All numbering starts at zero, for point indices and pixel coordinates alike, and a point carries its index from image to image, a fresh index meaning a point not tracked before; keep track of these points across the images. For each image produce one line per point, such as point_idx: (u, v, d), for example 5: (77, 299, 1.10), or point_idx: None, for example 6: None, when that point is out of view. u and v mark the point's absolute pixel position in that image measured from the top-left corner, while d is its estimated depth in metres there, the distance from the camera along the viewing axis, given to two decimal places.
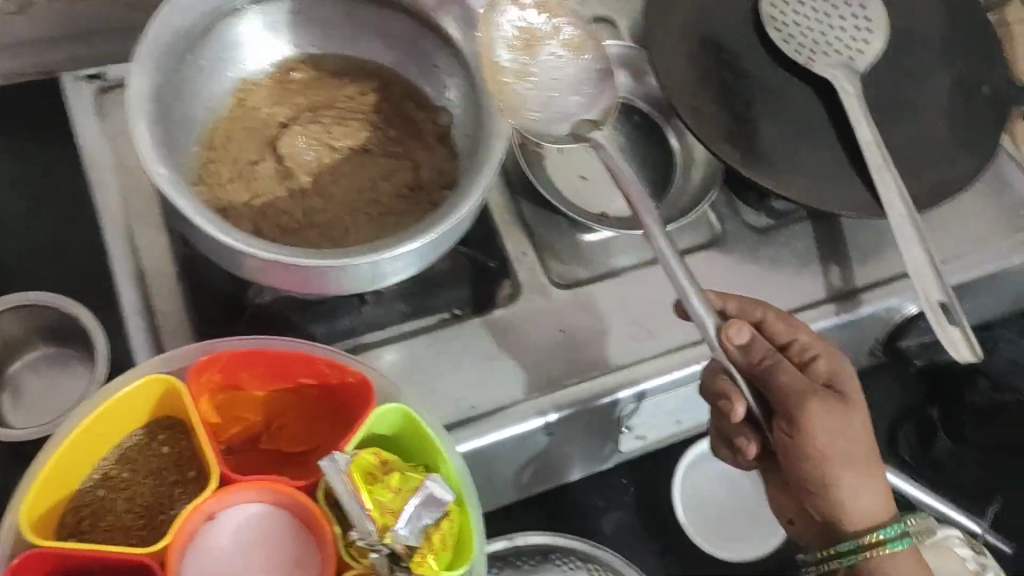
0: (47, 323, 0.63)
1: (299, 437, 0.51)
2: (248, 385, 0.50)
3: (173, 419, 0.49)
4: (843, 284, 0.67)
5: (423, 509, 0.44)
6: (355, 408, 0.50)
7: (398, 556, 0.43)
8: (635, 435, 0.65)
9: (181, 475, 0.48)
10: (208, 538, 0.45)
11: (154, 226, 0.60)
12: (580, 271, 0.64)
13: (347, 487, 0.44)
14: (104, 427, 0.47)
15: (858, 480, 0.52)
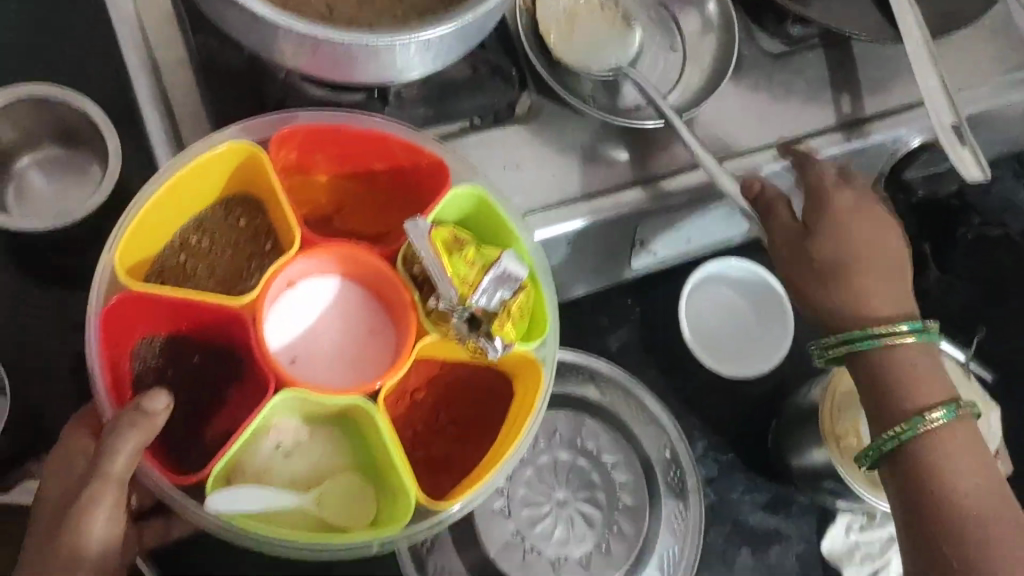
0: (52, 122, 0.61)
1: (369, 222, 0.54)
2: (321, 163, 0.52)
3: (246, 197, 0.52)
4: (852, 111, 0.66)
5: (501, 282, 0.47)
6: (427, 189, 0.52)
7: (477, 321, 0.47)
8: (648, 252, 0.67)
9: (256, 249, 0.51)
10: (285, 301, 0.49)
11: (162, 19, 0.57)
12: (599, 97, 0.63)
13: (430, 256, 0.46)
14: (183, 192, 0.48)
15: (872, 284, 0.57)
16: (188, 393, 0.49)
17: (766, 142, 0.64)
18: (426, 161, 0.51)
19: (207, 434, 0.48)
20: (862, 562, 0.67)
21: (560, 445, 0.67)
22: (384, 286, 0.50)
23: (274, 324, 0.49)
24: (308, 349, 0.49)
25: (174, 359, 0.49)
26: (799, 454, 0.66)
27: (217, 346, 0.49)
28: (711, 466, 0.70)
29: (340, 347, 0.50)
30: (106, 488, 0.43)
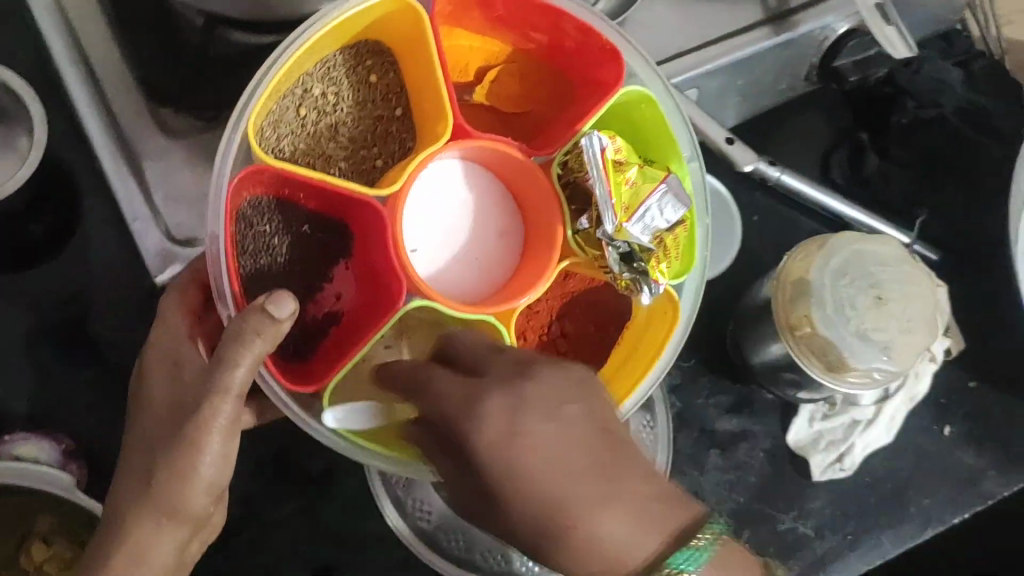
0: None
1: (508, 97, 0.58)
2: (474, 21, 0.55)
3: (378, 46, 0.55)
4: (777, 5, 0.67)
5: (658, 204, 0.51)
6: (587, 74, 0.55)
7: (631, 256, 0.51)
8: None
9: (387, 111, 0.57)
10: (424, 195, 0.55)
11: None
12: None
13: (599, 174, 0.50)
14: (327, 39, 0.52)
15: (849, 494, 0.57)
16: (317, 259, 0.55)
17: (698, 44, 0.64)
18: (599, 45, 0.52)
19: (309, 304, 0.55)
20: (825, 451, 0.69)
21: None
22: (528, 188, 0.55)
23: (411, 218, 0.55)
24: (434, 242, 0.56)
25: (294, 233, 0.53)
26: (756, 350, 0.66)
27: (331, 225, 0.54)
28: (675, 373, 0.71)
29: (463, 239, 0.57)
30: (222, 405, 0.44)
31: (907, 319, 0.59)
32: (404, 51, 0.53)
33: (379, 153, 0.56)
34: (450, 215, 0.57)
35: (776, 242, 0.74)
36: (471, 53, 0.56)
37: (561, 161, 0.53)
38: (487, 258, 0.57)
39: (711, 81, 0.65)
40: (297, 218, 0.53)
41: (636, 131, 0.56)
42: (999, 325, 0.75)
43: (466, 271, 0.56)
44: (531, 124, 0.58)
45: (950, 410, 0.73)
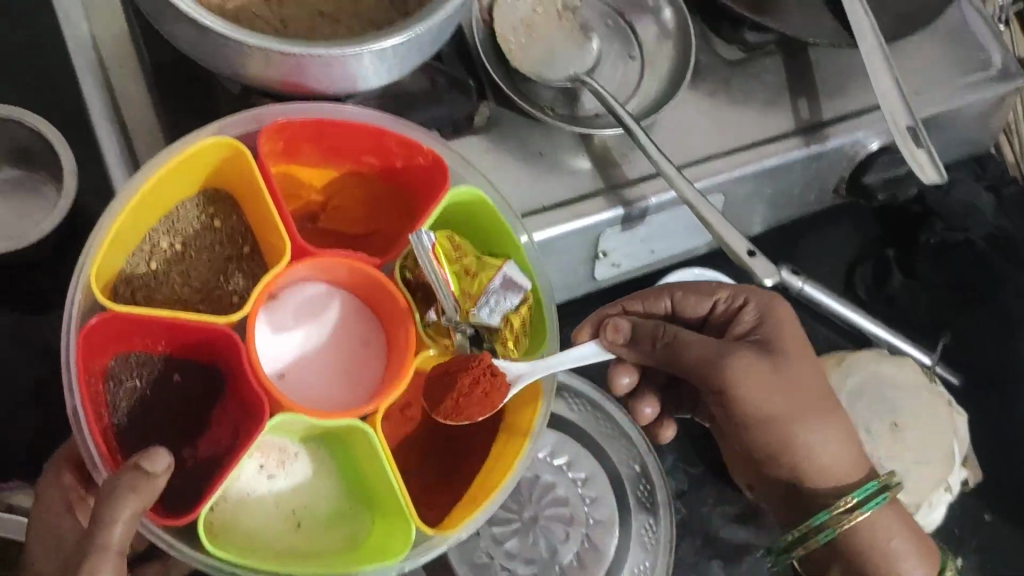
0: (10, 147, 0.61)
1: (357, 216, 0.59)
2: (309, 155, 0.56)
3: (220, 193, 0.56)
4: (810, 117, 0.67)
5: (500, 293, 0.54)
6: (423, 187, 0.57)
7: (478, 335, 0.55)
8: (611, 263, 0.66)
9: (236, 251, 0.56)
10: (276, 317, 0.55)
11: (119, 36, 0.58)
12: (558, 106, 0.63)
13: (433, 267, 0.52)
14: (163, 190, 0.52)
15: (823, 438, 0.56)
16: (187, 405, 0.52)
17: (728, 149, 0.64)
18: (423, 157, 0.55)
19: (189, 450, 0.51)
20: None
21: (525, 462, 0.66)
22: (382, 297, 0.55)
23: (268, 346, 0.54)
24: (304, 362, 0.55)
25: (158, 380, 0.52)
26: None
27: (199, 367, 0.53)
28: (681, 478, 0.69)
29: (334, 357, 0.56)
30: (103, 564, 0.43)
31: (923, 452, 0.62)
32: (244, 188, 0.54)
33: (235, 290, 0.54)
34: (309, 335, 0.56)
35: None
36: (308, 181, 0.58)
37: (403, 270, 0.55)
38: (358, 374, 0.55)
39: (739, 186, 0.65)
40: (159, 369, 0.52)
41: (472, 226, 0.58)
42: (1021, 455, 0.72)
43: (335, 388, 0.55)
44: (378, 241, 0.59)
45: (963, 541, 0.70)
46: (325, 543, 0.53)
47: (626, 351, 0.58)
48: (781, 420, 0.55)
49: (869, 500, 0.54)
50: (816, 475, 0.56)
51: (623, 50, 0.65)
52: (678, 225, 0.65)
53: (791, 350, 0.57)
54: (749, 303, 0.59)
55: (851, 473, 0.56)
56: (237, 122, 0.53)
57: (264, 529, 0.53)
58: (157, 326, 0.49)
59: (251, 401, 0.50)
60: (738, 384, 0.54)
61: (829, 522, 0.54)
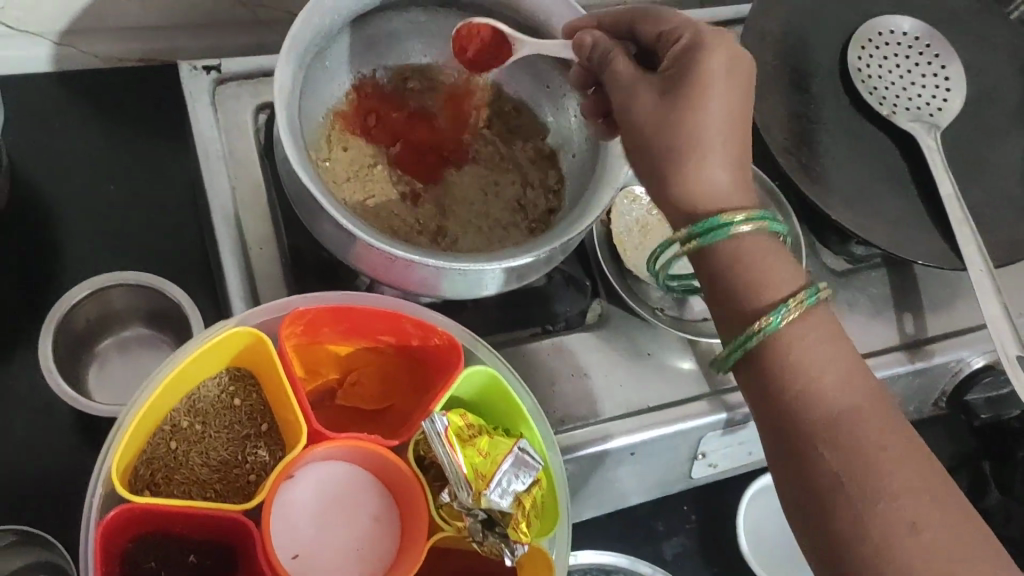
0: (145, 304, 0.65)
1: (373, 393, 0.57)
2: (327, 337, 0.55)
3: (242, 371, 0.55)
4: (914, 332, 0.68)
5: (511, 475, 0.48)
6: (438, 368, 0.55)
7: (493, 522, 0.48)
8: (708, 463, 0.66)
9: (253, 429, 0.55)
10: (288, 497, 0.51)
11: (261, 216, 0.61)
12: (667, 306, 0.65)
13: (445, 451, 0.49)
14: (188, 375, 0.51)
15: (888, 450, 0.43)
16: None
17: None
18: (438, 339, 0.53)
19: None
20: None
21: None
22: (395, 480, 0.53)
23: (279, 528, 0.51)
24: (316, 548, 0.51)
25: (175, 560, 0.51)
26: None
27: (215, 553, 0.52)
28: None
29: (347, 538, 0.52)
30: None
31: None
32: (267, 372, 0.53)
33: (253, 468, 0.54)
34: (320, 516, 0.52)
35: None
36: (326, 360, 0.56)
37: (416, 452, 0.53)
38: (373, 553, 0.52)
39: None
40: (176, 548, 0.51)
41: (491, 407, 0.55)
42: None
43: (351, 570, 0.51)
44: (396, 417, 0.57)
45: None
46: None
47: (582, 64, 0.55)
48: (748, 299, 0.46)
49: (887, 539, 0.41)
50: None
51: None
52: None
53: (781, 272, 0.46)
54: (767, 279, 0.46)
55: None
56: (260, 313, 0.53)
57: None
58: (178, 519, 0.48)
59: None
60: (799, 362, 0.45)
61: None
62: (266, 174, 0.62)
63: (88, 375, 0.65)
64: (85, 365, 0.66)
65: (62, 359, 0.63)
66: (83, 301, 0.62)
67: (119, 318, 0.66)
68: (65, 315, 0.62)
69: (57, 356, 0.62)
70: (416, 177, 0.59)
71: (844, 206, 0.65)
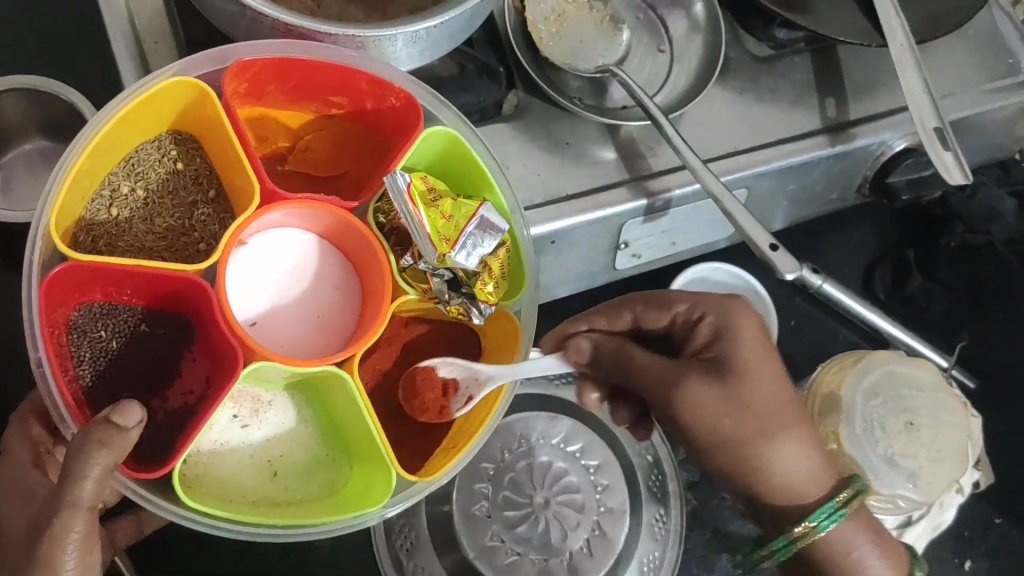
0: (45, 114, 0.63)
1: (326, 159, 0.57)
2: (275, 95, 0.54)
3: (181, 135, 0.54)
4: (837, 115, 0.67)
5: (477, 235, 0.51)
6: (395, 130, 0.56)
7: (458, 282, 0.52)
8: (631, 254, 0.66)
9: (201, 195, 0.55)
10: (242, 265, 0.53)
11: (154, 7, 0.57)
12: (585, 95, 0.63)
13: (406, 206, 0.49)
14: (124, 135, 0.51)
15: (789, 447, 0.51)
16: (155, 352, 0.52)
17: (754, 143, 0.64)
18: (396, 97, 0.53)
19: (157, 399, 0.51)
20: None
21: (539, 447, 0.67)
22: (354, 244, 0.54)
23: (237, 294, 0.52)
24: (273, 310, 0.53)
25: (129, 330, 0.51)
26: None
27: (166, 317, 0.52)
28: (693, 470, 0.69)
29: (305, 302, 0.55)
30: (73, 518, 0.44)
31: (937, 448, 0.58)
32: (212, 130, 0.52)
33: (202, 237, 0.54)
34: (278, 281, 0.54)
35: (811, 350, 0.73)
36: (274, 121, 0.56)
37: (376, 214, 0.53)
38: (329, 314, 0.55)
39: (762, 182, 0.65)
40: (126, 315, 0.51)
41: (452, 170, 0.56)
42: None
43: (311, 334, 0.54)
44: (350, 184, 0.57)
45: (972, 545, 0.71)
46: (306, 489, 0.53)
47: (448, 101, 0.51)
48: (708, 316, 0.54)
49: (823, 512, 0.51)
50: (787, 509, 0.52)
51: (652, 44, 0.66)
52: (702, 218, 0.66)
53: (756, 373, 0.51)
54: (707, 316, 0.54)
55: (818, 494, 0.51)
56: (196, 64, 0.51)
57: (241, 480, 0.52)
58: (123, 278, 0.48)
59: (223, 350, 0.49)
60: (693, 407, 0.50)
61: (787, 547, 0.52)
62: None
63: None
64: None
65: None
66: None
67: (18, 130, 0.64)
68: None
69: None
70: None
71: None
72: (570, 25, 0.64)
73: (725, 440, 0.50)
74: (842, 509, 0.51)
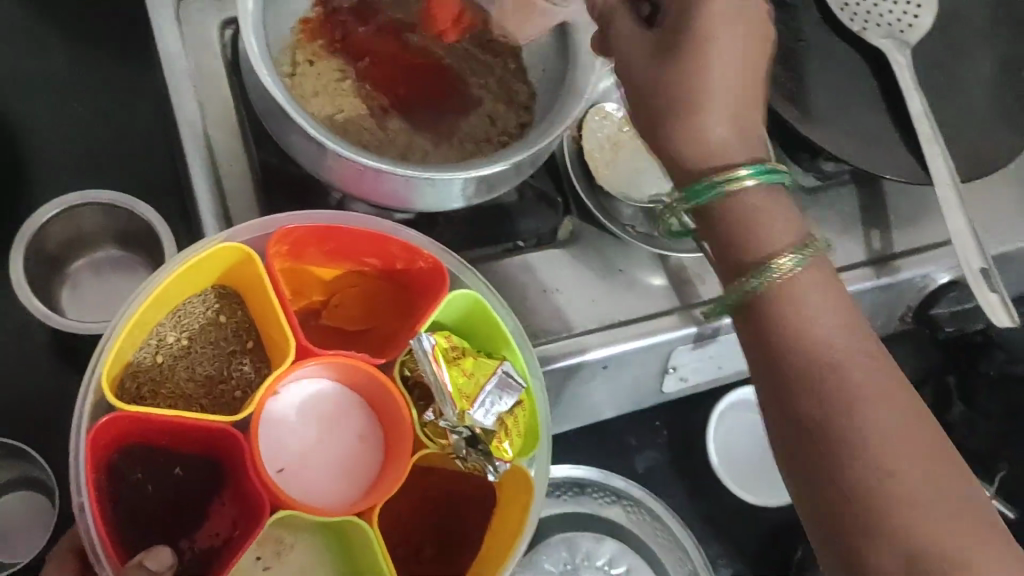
0: (116, 225, 0.66)
1: (354, 315, 0.59)
2: (314, 257, 0.56)
3: (226, 288, 0.56)
4: (881, 248, 0.68)
5: (496, 394, 0.52)
6: (422, 289, 0.57)
7: (475, 440, 0.51)
8: (678, 376, 0.67)
9: (240, 344, 0.56)
10: (275, 417, 0.54)
11: (230, 132, 0.60)
12: (639, 224, 0.65)
13: (431, 366, 0.51)
14: (178, 290, 0.53)
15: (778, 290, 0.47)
16: (184, 497, 0.53)
17: None
18: (425, 262, 0.55)
19: (185, 541, 0.53)
20: None
21: (584, 568, 0.67)
22: (379, 400, 0.56)
23: (267, 444, 0.53)
24: (300, 462, 0.54)
25: (164, 475, 0.53)
26: None
27: (197, 463, 0.54)
28: None
29: (331, 455, 0.55)
30: None
31: None
32: (253, 288, 0.54)
33: (238, 384, 0.55)
34: (305, 432, 0.55)
35: None
36: (311, 280, 0.58)
37: (401, 372, 0.55)
38: (354, 466, 0.55)
39: None
40: (162, 461, 0.53)
41: (471, 331, 0.57)
42: None
43: (335, 484, 0.54)
44: (377, 336, 0.59)
45: None
46: None
47: None
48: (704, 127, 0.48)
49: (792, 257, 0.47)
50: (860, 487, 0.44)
51: None
52: None
53: (745, 194, 0.48)
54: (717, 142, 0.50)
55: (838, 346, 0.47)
56: (248, 229, 0.54)
57: None
58: (168, 430, 0.50)
59: (251, 500, 0.51)
60: (752, 237, 0.48)
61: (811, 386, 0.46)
62: (236, 92, 0.61)
63: (60, 295, 0.67)
64: (58, 286, 0.67)
65: (34, 278, 0.64)
66: (53, 222, 0.63)
67: (89, 239, 0.67)
68: (37, 235, 0.62)
69: (29, 273, 0.63)
70: (386, 92, 0.59)
71: (813, 123, 0.65)
72: (624, 154, 0.65)
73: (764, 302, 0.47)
74: (777, 170, 0.48)
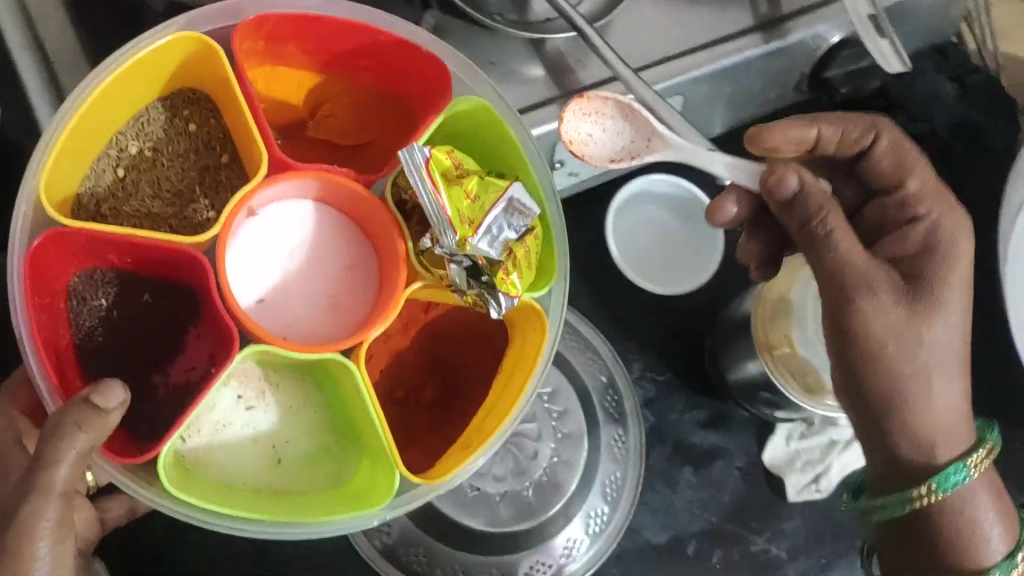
0: None
1: (348, 128, 0.56)
2: (294, 55, 0.53)
3: (195, 94, 0.53)
4: (768, 12, 0.64)
5: (503, 222, 0.49)
6: (420, 100, 0.54)
7: (477, 272, 0.49)
8: (568, 172, 0.64)
9: (213, 159, 0.54)
10: (255, 242, 0.53)
11: None
12: (507, 11, 0.60)
13: (424, 182, 0.47)
14: (131, 91, 0.50)
15: (948, 385, 0.47)
16: (161, 323, 0.51)
17: (683, 48, 0.62)
18: (422, 59, 0.51)
19: (159, 376, 0.50)
20: (802, 470, 0.67)
21: None
22: (370, 220, 0.53)
23: (246, 272, 0.52)
24: (283, 289, 0.53)
25: (128, 298, 0.50)
26: (734, 367, 0.65)
27: (169, 286, 0.51)
28: (648, 387, 0.68)
29: (321, 279, 0.54)
30: (45, 506, 0.40)
31: None
32: (218, 88, 0.51)
33: (209, 204, 0.54)
34: (292, 262, 0.54)
35: None
36: (288, 86, 0.55)
37: (394, 193, 0.52)
38: (341, 296, 0.54)
39: (696, 88, 0.63)
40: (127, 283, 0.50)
41: (478, 147, 0.55)
42: (984, 343, 0.74)
43: (322, 312, 0.53)
44: (376, 153, 0.56)
45: None
46: (311, 480, 0.53)
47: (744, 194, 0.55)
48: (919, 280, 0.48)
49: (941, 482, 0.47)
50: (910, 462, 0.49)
51: None
52: None
53: (949, 300, 0.47)
54: (881, 139, 0.53)
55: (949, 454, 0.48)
56: (203, 20, 0.50)
57: (240, 466, 0.52)
58: (122, 249, 0.47)
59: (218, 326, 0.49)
60: (867, 318, 0.46)
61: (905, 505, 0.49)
62: None
63: None
64: None
65: None
66: None
67: None
68: None
69: None
70: None
71: None
72: None
73: (871, 365, 0.47)
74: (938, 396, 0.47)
